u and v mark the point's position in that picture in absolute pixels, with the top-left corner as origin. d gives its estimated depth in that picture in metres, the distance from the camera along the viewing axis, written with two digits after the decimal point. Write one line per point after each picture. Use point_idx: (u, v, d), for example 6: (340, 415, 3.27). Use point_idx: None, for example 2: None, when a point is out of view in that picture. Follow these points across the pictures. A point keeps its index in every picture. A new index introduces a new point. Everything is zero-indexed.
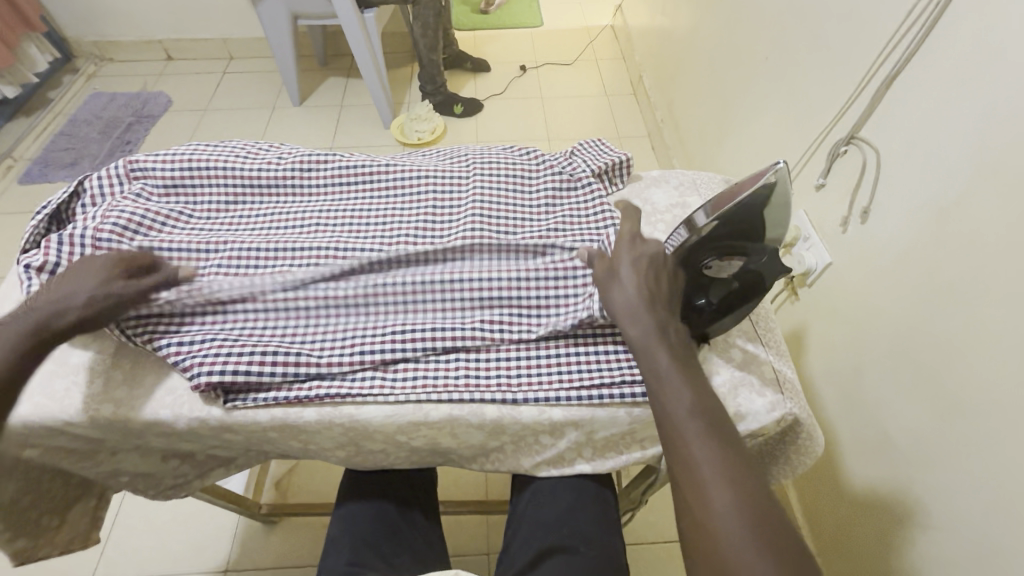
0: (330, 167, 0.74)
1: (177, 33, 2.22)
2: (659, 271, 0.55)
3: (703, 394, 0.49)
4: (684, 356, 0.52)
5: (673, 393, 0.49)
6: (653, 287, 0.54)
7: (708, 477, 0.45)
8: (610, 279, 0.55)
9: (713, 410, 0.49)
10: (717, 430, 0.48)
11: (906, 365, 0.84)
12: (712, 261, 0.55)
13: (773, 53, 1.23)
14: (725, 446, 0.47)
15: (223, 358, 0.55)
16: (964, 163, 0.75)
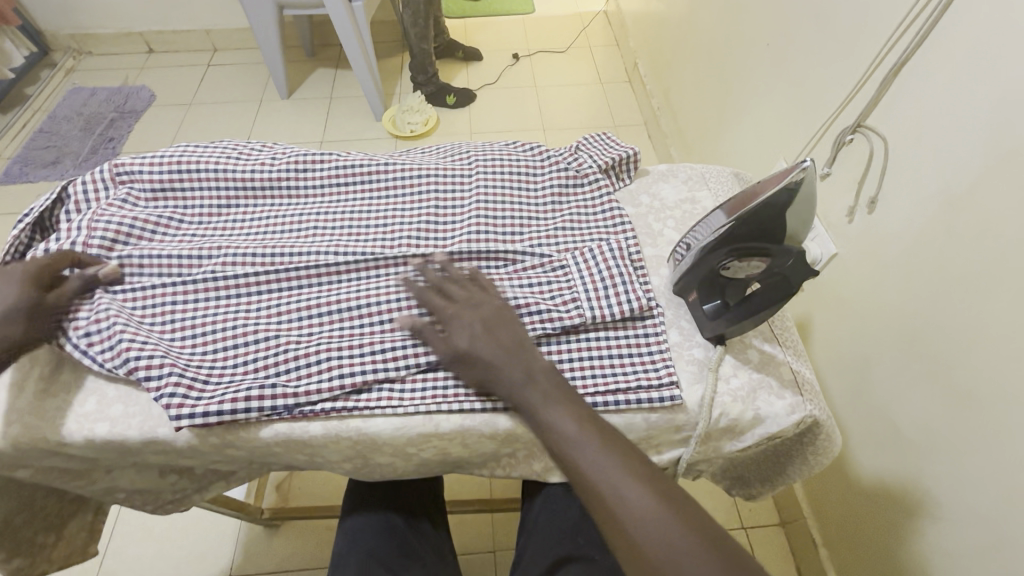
0: (327, 167, 0.71)
1: (158, 24, 2.15)
2: (493, 319, 0.55)
3: (585, 415, 0.50)
4: (558, 387, 0.52)
5: (557, 433, 0.49)
6: (497, 341, 0.53)
7: (619, 497, 0.45)
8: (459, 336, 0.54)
9: (600, 427, 0.49)
10: (612, 445, 0.48)
11: (914, 357, 0.84)
12: (731, 263, 0.53)
13: (775, 39, 1.21)
14: (623, 458, 0.47)
15: (192, 402, 0.52)
16: (977, 152, 0.74)
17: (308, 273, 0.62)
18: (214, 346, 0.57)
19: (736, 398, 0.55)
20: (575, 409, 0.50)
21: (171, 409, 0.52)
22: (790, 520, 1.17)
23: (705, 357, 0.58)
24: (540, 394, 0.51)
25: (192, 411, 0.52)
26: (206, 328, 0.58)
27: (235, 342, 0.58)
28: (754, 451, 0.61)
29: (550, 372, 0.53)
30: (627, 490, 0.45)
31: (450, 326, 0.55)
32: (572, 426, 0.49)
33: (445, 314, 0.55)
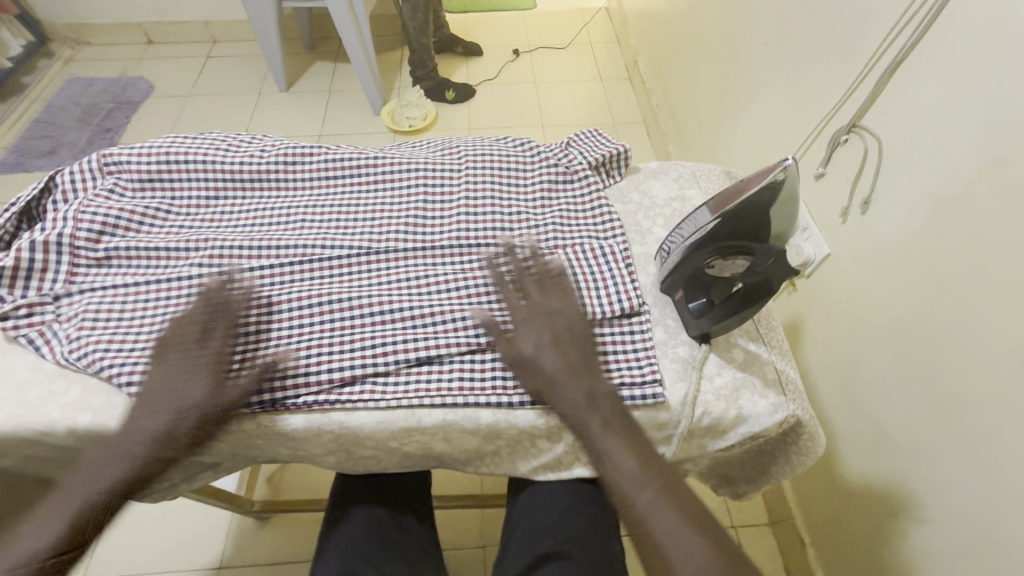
0: (316, 160, 0.71)
1: (157, 15, 2.14)
2: (562, 334, 0.56)
3: (643, 450, 0.51)
4: (617, 413, 0.53)
5: (614, 464, 0.51)
6: (567, 358, 0.54)
7: (670, 538, 0.47)
8: (524, 349, 0.55)
9: (657, 467, 0.50)
10: (669, 489, 0.49)
11: (902, 357, 0.84)
12: (714, 261, 0.53)
13: (773, 38, 1.20)
14: (678, 504, 0.49)
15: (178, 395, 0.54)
16: (968, 153, 0.73)
17: (298, 270, 0.62)
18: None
19: (719, 397, 0.55)
20: (638, 440, 0.52)
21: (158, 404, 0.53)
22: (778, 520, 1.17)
23: (689, 356, 0.58)
24: (599, 421, 0.52)
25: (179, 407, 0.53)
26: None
27: None
28: (738, 450, 0.61)
29: (609, 400, 0.53)
30: (680, 538, 0.47)
31: (526, 334, 0.56)
32: (633, 466, 0.50)
33: (524, 322, 0.57)
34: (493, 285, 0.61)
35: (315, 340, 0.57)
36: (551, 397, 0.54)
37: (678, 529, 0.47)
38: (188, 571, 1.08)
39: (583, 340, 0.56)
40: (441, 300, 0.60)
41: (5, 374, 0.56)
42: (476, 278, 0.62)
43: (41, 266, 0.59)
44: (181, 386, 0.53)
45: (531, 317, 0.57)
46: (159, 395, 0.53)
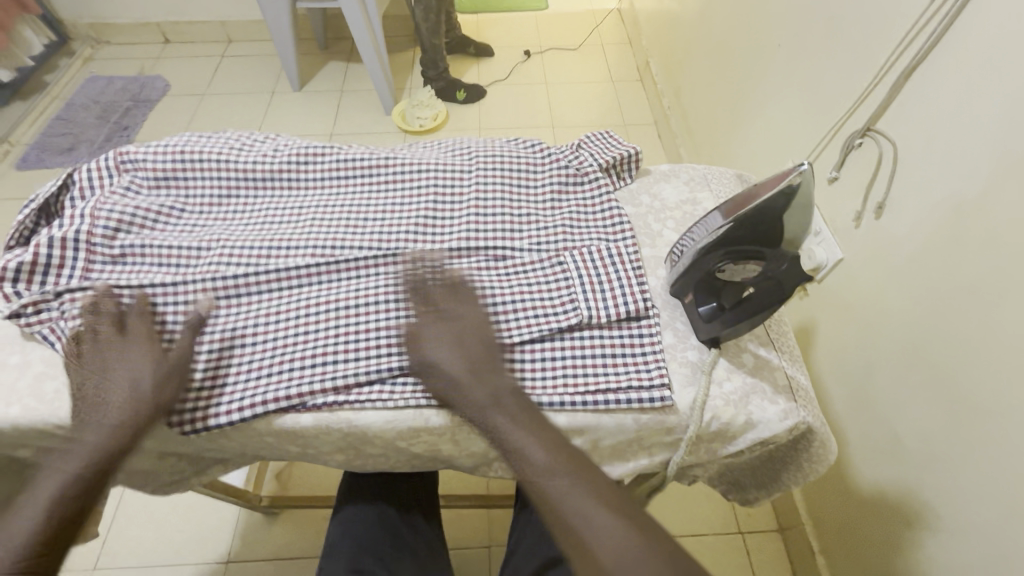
0: (328, 160, 0.71)
1: (173, 15, 2.17)
2: (468, 335, 0.57)
3: (556, 440, 0.52)
4: (523, 407, 0.53)
5: (524, 456, 0.51)
6: (467, 357, 0.55)
7: (586, 524, 0.47)
8: (426, 351, 0.56)
9: (570, 456, 0.51)
10: (581, 474, 0.50)
11: (916, 364, 0.83)
12: (725, 266, 0.53)
13: (787, 40, 1.19)
14: (591, 485, 0.49)
15: (191, 412, 0.55)
16: (986, 158, 0.72)
17: (304, 271, 0.62)
18: (211, 333, 0.59)
19: (728, 402, 0.54)
20: (551, 432, 0.52)
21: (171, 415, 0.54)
22: (788, 528, 1.16)
23: (699, 360, 0.57)
24: (505, 416, 0.52)
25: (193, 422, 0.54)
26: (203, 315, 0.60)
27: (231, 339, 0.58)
28: (747, 456, 0.61)
29: (515, 396, 0.54)
30: (592, 517, 0.47)
31: (436, 337, 0.56)
32: (557, 459, 0.50)
33: (433, 324, 0.57)
34: (500, 288, 0.61)
35: (323, 340, 0.57)
36: (462, 395, 0.54)
37: (596, 513, 0.48)
38: (197, 564, 1.09)
39: (486, 341, 0.57)
40: (448, 302, 0.60)
41: (24, 367, 0.57)
42: (484, 280, 0.62)
43: (59, 261, 0.60)
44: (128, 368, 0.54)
45: (438, 319, 0.58)
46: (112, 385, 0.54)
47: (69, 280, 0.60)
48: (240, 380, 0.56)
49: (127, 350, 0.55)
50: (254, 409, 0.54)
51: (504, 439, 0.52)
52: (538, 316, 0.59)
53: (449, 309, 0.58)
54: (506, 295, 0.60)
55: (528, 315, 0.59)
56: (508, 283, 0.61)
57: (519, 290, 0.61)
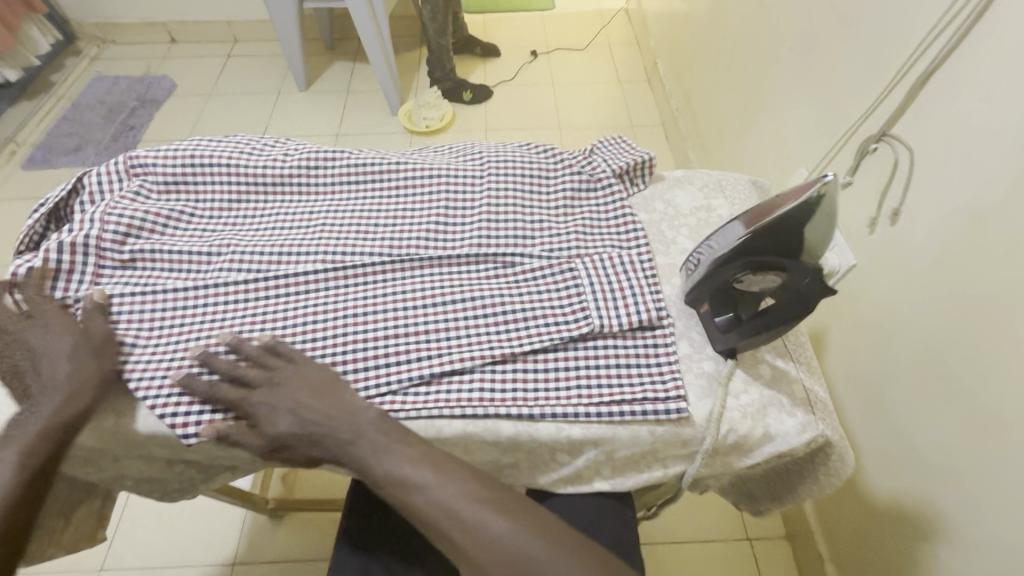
0: (339, 165, 0.71)
1: (181, 14, 2.17)
2: (315, 388, 0.53)
3: (428, 455, 0.51)
4: (389, 435, 0.51)
5: (402, 486, 0.50)
6: (310, 413, 0.51)
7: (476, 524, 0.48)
8: (266, 424, 0.52)
9: (449, 464, 0.51)
10: (462, 478, 0.51)
11: (933, 374, 0.82)
12: (743, 276, 0.52)
13: (800, 43, 1.18)
14: (472, 487, 0.50)
15: (196, 416, 0.53)
16: (1007, 164, 0.71)
17: (311, 280, 0.61)
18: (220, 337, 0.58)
19: (745, 415, 0.53)
20: (425, 449, 0.51)
21: (177, 424, 0.53)
22: (797, 536, 1.15)
23: (715, 371, 0.56)
24: (371, 449, 0.51)
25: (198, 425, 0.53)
26: (211, 322, 0.59)
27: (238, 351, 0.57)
28: (763, 468, 0.60)
29: (379, 420, 0.52)
30: (482, 517, 0.48)
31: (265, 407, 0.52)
32: (473, 491, 0.50)
33: (263, 393, 0.53)
34: (511, 297, 0.60)
35: (332, 348, 0.57)
36: (321, 444, 0.51)
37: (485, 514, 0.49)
38: (202, 566, 1.09)
39: (326, 389, 0.53)
40: (456, 312, 0.59)
41: None
42: (495, 289, 0.61)
43: (68, 267, 0.59)
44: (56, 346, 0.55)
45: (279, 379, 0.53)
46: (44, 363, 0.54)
47: (81, 286, 0.60)
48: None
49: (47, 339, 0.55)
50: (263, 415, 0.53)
51: (406, 478, 0.50)
52: (549, 325, 0.58)
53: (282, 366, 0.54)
54: (516, 304, 0.59)
55: (539, 324, 0.58)
56: (520, 292, 0.61)
57: (529, 299, 0.60)
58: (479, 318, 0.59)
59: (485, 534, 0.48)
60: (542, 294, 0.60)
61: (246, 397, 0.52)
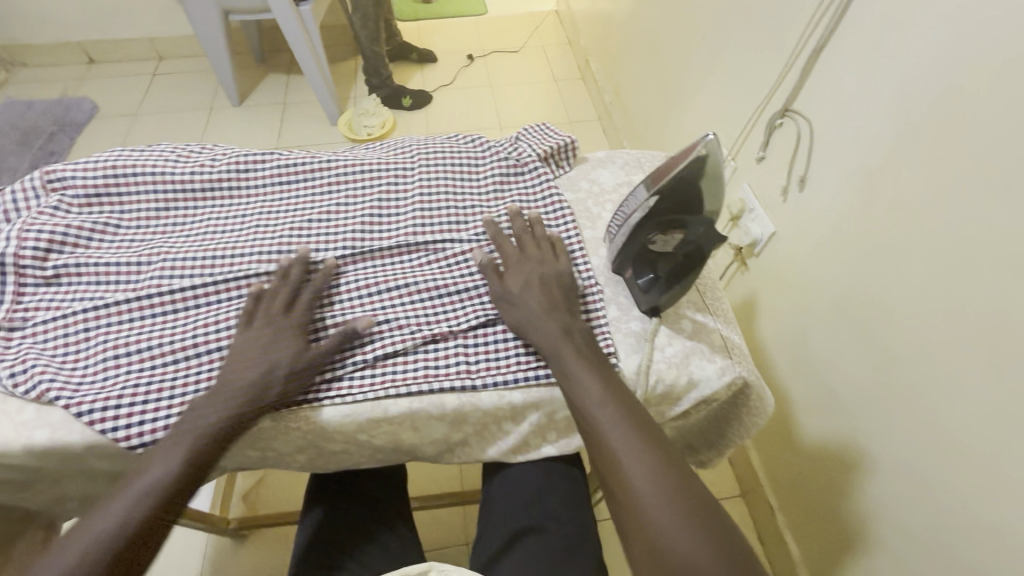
0: (269, 167, 0.72)
1: (97, 33, 2.08)
2: (558, 295, 0.59)
3: (613, 386, 0.53)
4: (604, 374, 0.54)
5: (596, 408, 0.52)
6: (552, 301, 0.58)
7: (625, 455, 0.49)
8: (511, 279, 0.60)
9: (625, 396, 0.53)
10: (634, 417, 0.52)
11: (844, 322, 0.90)
12: (654, 237, 0.57)
13: (710, 32, 1.26)
14: (638, 426, 0.51)
15: (137, 429, 0.53)
16: (886, 126, 0.80)
17: (248, 280, 0.62)
18: (152, 348, 0.57)
19: (670, 364, 0.58)
20: (617, 383, 0.54)
21: (120, 438, 0.53)
22: (749, 491, 1.22)
23: (642, 329, 0.61)
24: (610, 418, 0.51)
25: (140, 437, 0.53)
26: (144, 330, 0.58)
27: (175, 358, 0.57)
28: (695, 416, 0.65)
29: (628, 405, 0.52)
30: (634, 451, 0.49)
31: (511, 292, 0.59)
32: (631, 433, 0.50)
33: (527, 265, 0.61)
34: (447, 281, 0.63)
35: None
36: (516, 313, 0.58)
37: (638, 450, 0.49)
38: None
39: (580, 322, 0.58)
40: (397, 299, 0.61)
41: None
42: (431, 274, 0.63)
43: None
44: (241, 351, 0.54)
45: (549, 267, 0.61)
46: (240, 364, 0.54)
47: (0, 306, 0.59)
48: (187, 394, 0.55)
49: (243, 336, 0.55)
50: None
51: (577, 393, 0.53)
52: (485, 303, 0.61)
53: (552, 261, 0.62)
54: (453, 287, 0.62)
55: (476, 303, 0.61)
56: (455, 274, 0.63)
57: (467, 281, 0.63)
58: (417, 303, 0.61)
59: (630, 470, 0.49)
60: (477, 276, 0.63)
61: (513, 256, 0.62)
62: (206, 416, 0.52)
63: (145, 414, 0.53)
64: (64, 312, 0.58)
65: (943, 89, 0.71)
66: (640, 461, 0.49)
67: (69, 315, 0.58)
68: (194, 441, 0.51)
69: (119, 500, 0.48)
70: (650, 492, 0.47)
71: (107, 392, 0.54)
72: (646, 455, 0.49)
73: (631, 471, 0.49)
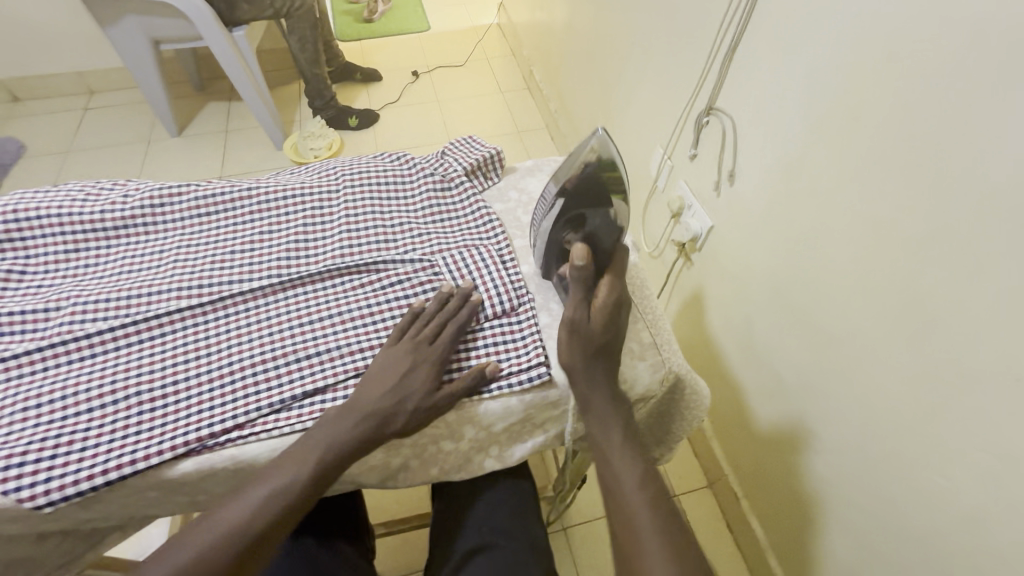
0: (186, 200, 0.69)
1: (20, 70, 1.99)
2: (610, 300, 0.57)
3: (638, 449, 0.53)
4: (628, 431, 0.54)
5: (617, 458, 0.52)
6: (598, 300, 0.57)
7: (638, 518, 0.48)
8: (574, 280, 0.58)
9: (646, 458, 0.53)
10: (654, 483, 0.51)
11: (782, 310, 0.93)
12: (568, 235, 0.61)
13: (638, 38, 1.30)
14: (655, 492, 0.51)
15: (44, 486, 0.49)
16: (798, 122, 0.84)
17: (171, 317, 0.59)
18: (64, 398, 0.54)
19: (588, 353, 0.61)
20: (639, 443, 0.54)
21: (23, 498, 0.49)
22: (716, 481, 1.24)
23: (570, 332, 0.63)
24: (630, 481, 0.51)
25: (47, 495, 0.49)
26: (54, 380, 0.55)
27: (88, 406, 0.54)
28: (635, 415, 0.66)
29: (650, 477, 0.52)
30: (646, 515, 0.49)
31: (596, 329, 0.56)
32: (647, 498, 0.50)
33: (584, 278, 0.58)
34: (377, 304, 0.62)
35: (197, 389, 0.56)
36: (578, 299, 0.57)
37: (654, 517, 0.49)
38: None
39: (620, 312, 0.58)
40: (326, 326, 0.60)
41: None
42: (362, 297, 0.62)
43: None
44: (408, 379, 0.55)
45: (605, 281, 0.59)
46: (391, 385, 0.54)
47: None
48: (101, 445, 0.52)
49: (406, 354, 0.56)
50: (121, 470, 0.50)
51: (603, 439, 0.53)
52: None
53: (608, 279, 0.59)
54: (383, 309, 0.62)
55: None
56: (385, 296, 0.62)
57: (399, 302, 0.62)
58: (348, 329, 0.60)
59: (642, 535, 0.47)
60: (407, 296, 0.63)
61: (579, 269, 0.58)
62: (334, 440, 0.51)
63: (54, 469, 0.50)
64: None
65: (843, 82, 0.75)
66: (652, 521, 0.48)
67: None
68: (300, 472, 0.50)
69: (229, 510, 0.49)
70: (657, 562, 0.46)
71: (10, 450, 0.50)
72: (660, 517, 0.49)
73: (642, 529, 0.48)
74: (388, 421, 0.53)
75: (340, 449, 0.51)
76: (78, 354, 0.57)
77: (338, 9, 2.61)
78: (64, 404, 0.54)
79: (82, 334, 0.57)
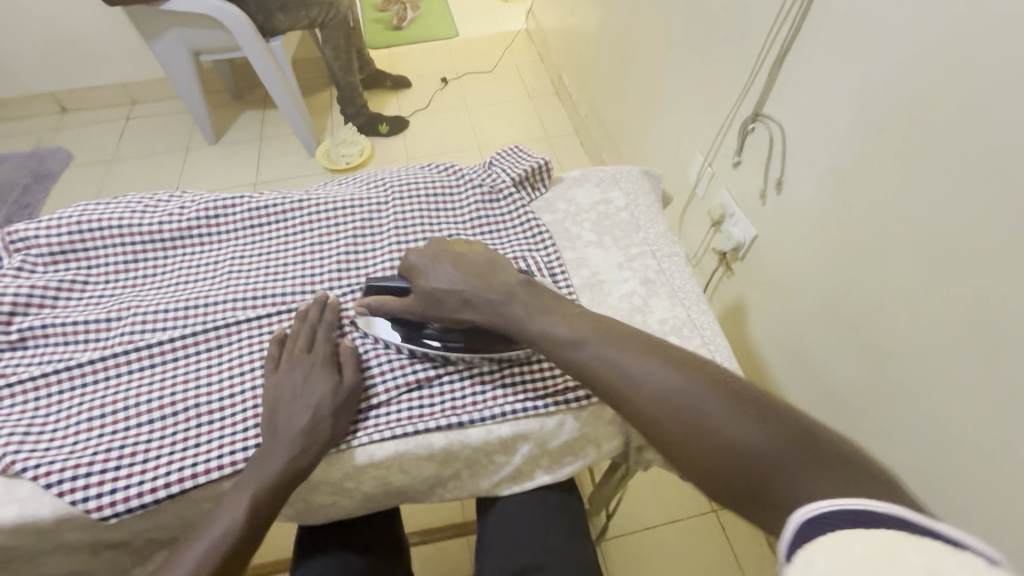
0: (240, 211, 0.70)
1: (69, 82, 2.07)
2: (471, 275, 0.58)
3: (579, 319, 0.53)
4: (572, 311, 0.55)
5: (574, 338, 0.52)
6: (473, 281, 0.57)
7: (627, 379, 0.49)
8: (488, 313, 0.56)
9: (591, 320, 0.53)
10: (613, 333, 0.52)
11: (835, 323, 0.90)
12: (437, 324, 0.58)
13: (677, 43, 1.28)
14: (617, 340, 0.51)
15: (110, 497, 0.50)
16: (855, 128, 0.81)
17: (227, 329, 0.60)
18: (126, 409, 0.55)
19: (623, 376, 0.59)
20: (581, 312, 0.55)
21: (90, 508, 0.50)
22: None
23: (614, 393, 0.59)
24: (594, 352, 0.51)
25: (113, 505, 0.50)
26: (116, 390, 0.56)
27: (150, 417, 0.55)
28: None
29: (605, 334, 0.52)
30: (626, 368, 0.49)
31: (484, 281, 0.57)
32: (620, 346, 0.50)
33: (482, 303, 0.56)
34: None
35: (252, 402, 0.56)
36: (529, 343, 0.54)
37: (636, 365, 0.49)
38: None
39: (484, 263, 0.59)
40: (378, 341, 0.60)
41: None
42: None
43: None
44: (307, 387, 0.54)
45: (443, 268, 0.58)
46: (291, 404, 0.53)
47: None
48: (162, 456, 0.52)
49: (291, 379, 0.55)
50: (183, 483, 0.51)
51: (561, 338, 0.52)
52: None
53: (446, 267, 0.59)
54: None
55: None
56: None
57: None
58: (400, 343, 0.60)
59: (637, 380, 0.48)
60: None
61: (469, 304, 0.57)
62: (266, 464, 0.50)
63: (119, 480, 0.51)
64: (30, 379, 0.56)
65: (906, 87, 0.72)
66: (632, 365, 0.49)
67: (35, 380, 0.56)
68: (255, 495, 0.50)
69: (191, 545, 0.50)
70: (661, 384, 0.47)
71: (77, 460, 0.51)
72: (641, 362, 0.49)
73: (637, 383, 0.48)
74: (315, 430, 0.52)
75: (281, 469, 0.50)
76: (138, 364, 0.58)
77: (369, 18, 2.65)
78: (126, 415, 0.55)
79: (142, 346, 0.58)
